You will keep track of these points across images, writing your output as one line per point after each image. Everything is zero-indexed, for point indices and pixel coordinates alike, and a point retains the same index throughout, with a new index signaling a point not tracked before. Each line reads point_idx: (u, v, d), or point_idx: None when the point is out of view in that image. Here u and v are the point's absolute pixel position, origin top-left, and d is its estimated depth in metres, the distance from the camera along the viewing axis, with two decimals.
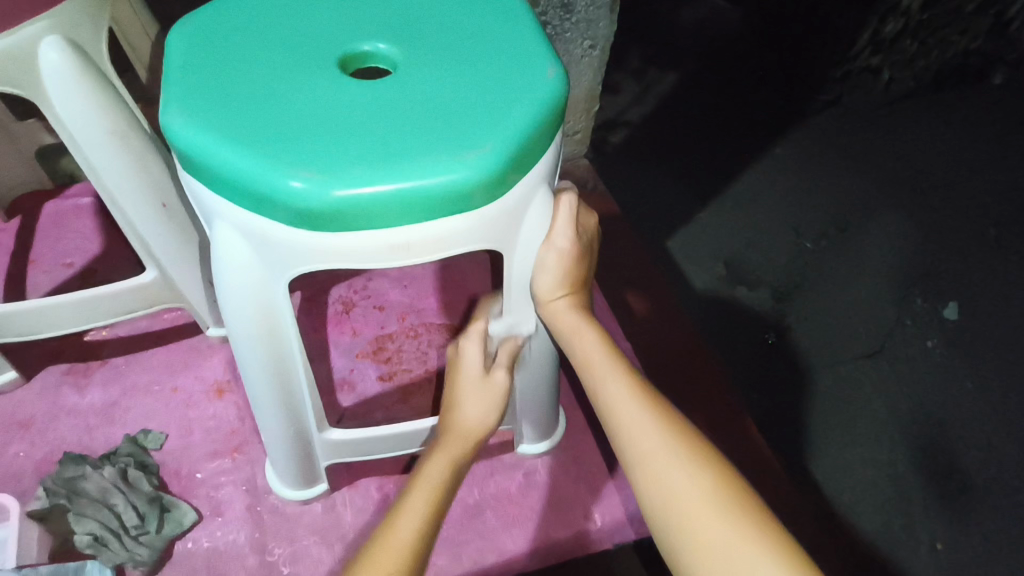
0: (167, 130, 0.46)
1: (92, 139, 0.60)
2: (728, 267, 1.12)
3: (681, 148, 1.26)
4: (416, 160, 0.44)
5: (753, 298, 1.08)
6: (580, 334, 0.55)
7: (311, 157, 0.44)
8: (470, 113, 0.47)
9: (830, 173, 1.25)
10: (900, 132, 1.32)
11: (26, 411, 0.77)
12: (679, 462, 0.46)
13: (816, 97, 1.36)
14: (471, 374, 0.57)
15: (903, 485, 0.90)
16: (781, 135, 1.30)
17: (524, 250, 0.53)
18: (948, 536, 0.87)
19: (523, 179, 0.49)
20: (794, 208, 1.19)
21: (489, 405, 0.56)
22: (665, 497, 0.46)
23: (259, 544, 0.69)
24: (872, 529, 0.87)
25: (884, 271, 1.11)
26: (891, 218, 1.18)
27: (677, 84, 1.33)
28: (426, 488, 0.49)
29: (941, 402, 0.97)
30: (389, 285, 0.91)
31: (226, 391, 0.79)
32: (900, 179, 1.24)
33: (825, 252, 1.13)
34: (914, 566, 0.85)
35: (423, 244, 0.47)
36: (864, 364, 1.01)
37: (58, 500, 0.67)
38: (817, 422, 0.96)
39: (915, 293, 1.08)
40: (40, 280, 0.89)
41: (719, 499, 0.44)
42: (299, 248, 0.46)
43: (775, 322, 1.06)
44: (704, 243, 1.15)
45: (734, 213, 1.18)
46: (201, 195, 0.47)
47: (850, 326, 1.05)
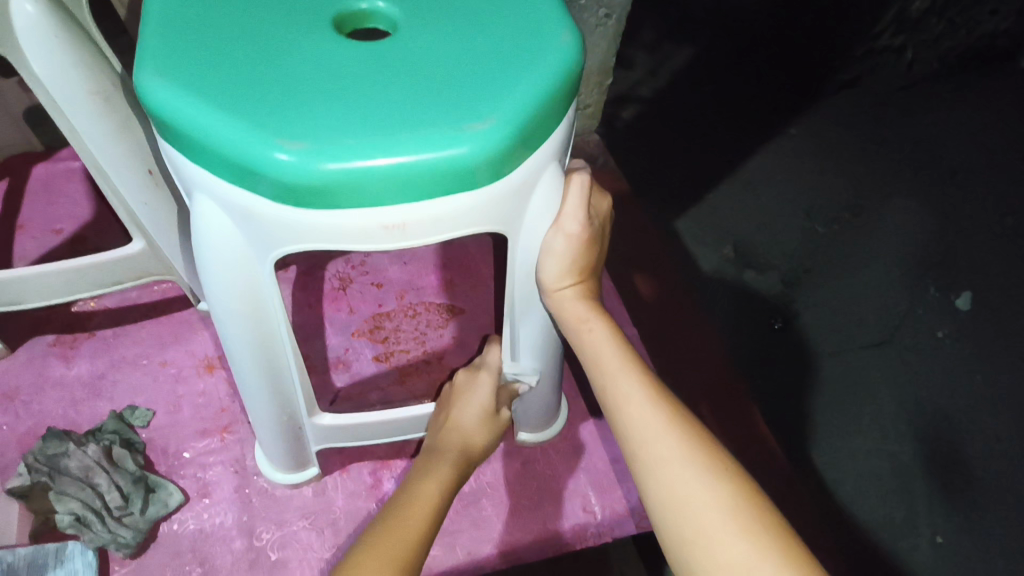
0: (142, 90, 0.42)
1: (73, 101, 0.56)
2: (736, 249, 1.09)
3: (693, 127, 1.21)
4: (414, 132, 0.40)
5: (761, 282, 1.05)
6: (591, 327, 0.53)
7: (297, 124, 0.40)
8: (475, 81, 0.43)
9: (847, 155, 1.21)
10: (916, 116, 1.27)
11: (10, 383, 0.74)
12: (695, 474, 0.44)
13: (834, 77, 1.30)
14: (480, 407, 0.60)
15: (905, 476, 0.88)
16: (797, 115, 1.25)
17: (530, 234, 0.49)
18: (949, 529, 0.84)
19: (531, 157, 0.45)
20: (807, 192, 1.15)
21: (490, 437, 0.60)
22: (676, 509, 0.43)
23: (246, 527, 0.66)
24: (872, 519, 0.85)
25: (895, 257, 1.06)
26: (904, 204, 1.13)
27: (692, 60, 1.28)
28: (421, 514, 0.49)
29: (950, 393, 0.94)
30: (389, 261, 0.87)
31: (217, 367, 0.77)
32: (918, 163, 1.19)
33: (838, 237, 1.09)
34: (911, 561, 0.82)
35: (420, 225, 0.43)
36: (870, 354, 0.97)
37: (38, 478, 0.65)
38: (820, 412, 0.93)
39: (928, 281, 1.04)
40: (27, 246, 0.85)
41: (738, 518, 0.42)
42: (284, 225, 0.43)
43: (783, 307, 1.02)
44: (710, 226, 1.12)
45: (744, 195, 1.15)
46: (177, 163, 0.43)
47: (858, 314, 1.01)
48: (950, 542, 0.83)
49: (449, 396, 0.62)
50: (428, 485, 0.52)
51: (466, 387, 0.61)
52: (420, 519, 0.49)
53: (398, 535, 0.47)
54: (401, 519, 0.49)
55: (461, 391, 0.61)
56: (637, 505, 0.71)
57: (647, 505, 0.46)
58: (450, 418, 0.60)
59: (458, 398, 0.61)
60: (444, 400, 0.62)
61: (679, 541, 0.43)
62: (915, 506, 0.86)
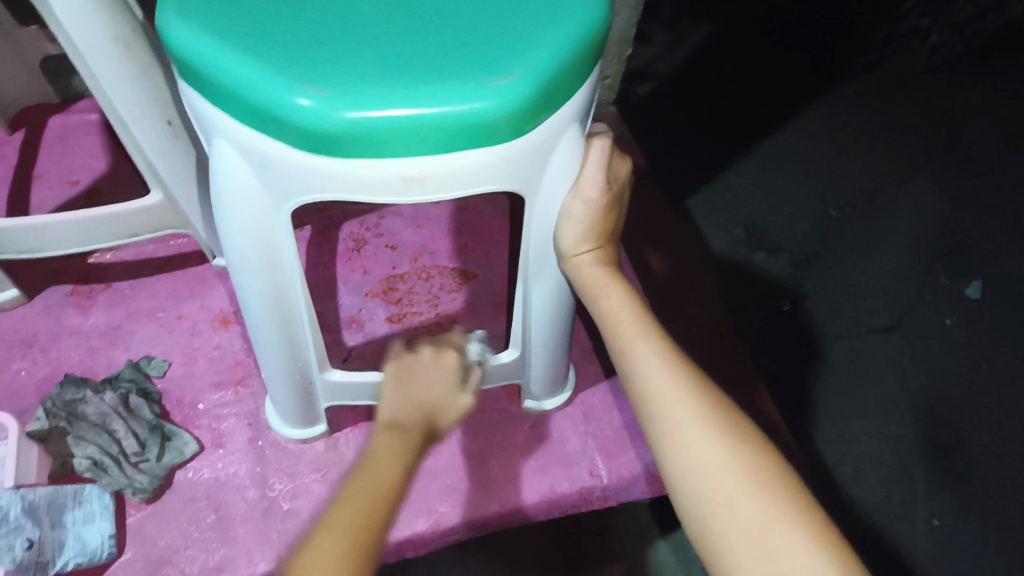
0: (164, 31, 0.42)
1: (95, 46, 0.55)
2: (748, 232, 1.08)
3: (710, 105, 1.20)
4: (437, 84, 0.40)
5: (770, 265, 1.05)
6: (608, 291, 0.53)
7: (319, 71, 0.40)
8: (502, 34, 0.42)
9: (864, 138, 1.19)
10: (939, 100, 1.24)
11: (29, 329, 0.75)
12: (715, 437, 0.45)
13: (856, 57, 1.28)
14: (437, 381, 0.53)
15: (906, 459, 0.88)
16: (817, 95, 1.24)
17: (548, 197, 0.48)
18: (947, 512, 0.85)
19: (554, 115, 0.44)
20: (823, 173, 1.14)
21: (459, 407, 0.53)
22: (693, 469, 0.44)
23: (259, 477, 0.68)
24: (871, 501, 0.86)
25: (910, 242, 1.05)
26: (920, 188, 1.12)
27: (711, 36, 1.26)
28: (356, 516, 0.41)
29: (954, 378, 0.94)
30: (403, 224, 0.87)
31: (232, 322, 0.77)
32: (938, 148, 1.17)
33: (851, 220, 1.09)
34: (909, 542, 0.83)
35: (438, 178, 0.43)
36: (879, 338, 0.97)
37: (57, 422, 0.66)
38: (824, 395, 0.93)
39: (940, 268, 1.03)
40: (44, 196, 0.86)
41: (757, 482, 0.43)
42: (304, 174, 0.42)
43: (792, 290, 1.02)
44: (721, 207, 1.11)
45: (760, 173, 1.14)
46: (197, 108, 0.43)
47: (866, 296, 1.00)
48: (946, 524, 0.84)
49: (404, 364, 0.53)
50: (374, 477, 0.44)
51: (426, 359, 0.53)
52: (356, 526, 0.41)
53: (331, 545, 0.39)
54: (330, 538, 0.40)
55: (427, 364, 0.53)
56: (644, 472, 0.71)
57: (661, 465, 0.46)
58: (404, 396, 0.52)
59: (420, 369, 0.53)
60: (397, 370, 0.53)
61: (692, 496, 0.44)
62: (913, 489, 0.86)
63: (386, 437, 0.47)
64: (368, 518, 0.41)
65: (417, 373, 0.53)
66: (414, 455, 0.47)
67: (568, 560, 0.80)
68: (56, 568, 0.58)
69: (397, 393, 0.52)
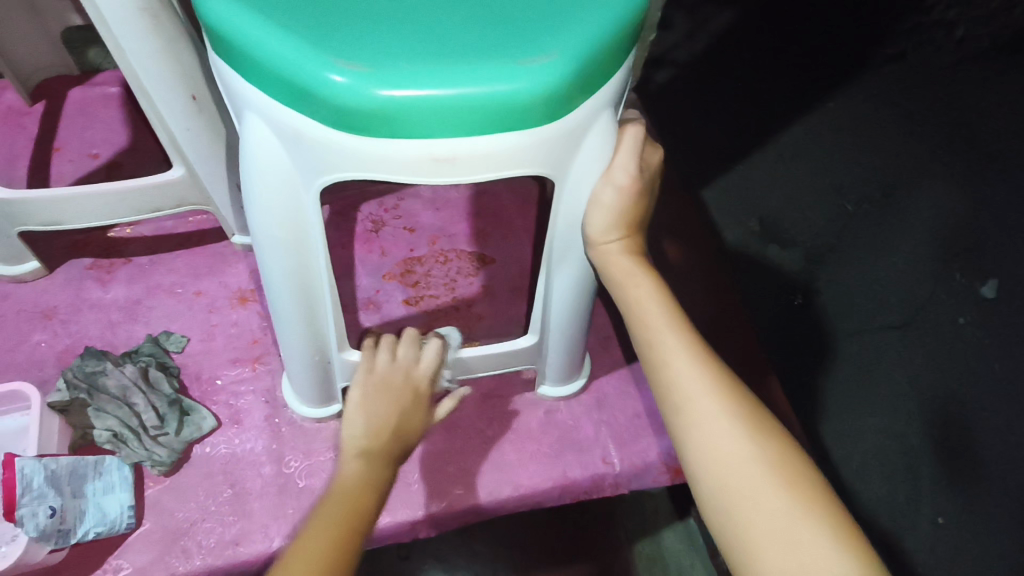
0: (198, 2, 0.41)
1: (121, 16, 0.55)
2: (762, 224, 1.07)
3: (730, 95, 1.18)
4: (472, 64, 0.39)
5: (781, 257, 1.04)
6: (637, 282, 0.52)
7: (354, 46, 0.39)
8: (537, 15, 0.41)
9: (883, 131, 1.17)
10: (962, 94, 1.22)
11: (50, 301, 0.76)
12: (743, 432, 0.45)
13: (879, 50, 1.26)
14: (409, 395, 0.57)
15: (913, 456, 0.88)
16: (838, 88, 1.22)
17: (579, 182, 0.47)
18: (952, 510, 0.85)
19: (589, 99, 0.43)
20: (838, 167, 1.13)
21: (423, 427, 0.57)
22: (721, 463, 0.44)
23: (276, 454, 0.68)
24: (871, 497, 0.85)
25: (925, 238, 1.05)
26: (937, 186, 1.10)
27: (732, 25, 1.25)
28: (332, 527, 0.45)
29: (965, 377, 0.93)
30: (422, 206, 0.87)
31: (250, 300, 0.78)
32: (958, 144, 1.16)
33: (865, 216, 1.07)
34: (910, 539, 0.83)
35: (470, 160, 0.42)
36: (889, 335, 0.96)
37: (78, 394, 0.66)
38: (829, 393, 0.93)
39: (954, 268, 1.02)
40: (64, 168, 0.85)
41: (784, 479, 0.43)
42: (333, 151, 0.42)
43: (804, 284, 1.01)
44: (742, 195, 1.10)
45: (777, 167, 1.13)
46: (229, 83, 0.43)
47: (880, 293, 1.00)
48: (951, 522, 0.84)
49: (376, 386, 0.56)
50: (346, 487, 0.49)
51: (394, 377, 0.57)
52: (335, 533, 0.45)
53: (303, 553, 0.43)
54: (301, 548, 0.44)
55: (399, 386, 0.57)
56: (658, 460, 0.72)
57: (684, 457, 0.46)
58: (374, 406, 0.55)
59: (395, 389, 0.57)
60: (367, 390, 0.56)
61: (715, 490, 0.44)
62: (918, 485, 0.86)
63: (358, 459, 0.51)
64: (342, 522, 0.46)
65: (393, 395, 0.56)
66: (384, 471, 0.52)
67: (576, 545, 0.81)
68: (77, 538, 0.59)
69: (368, 411, 0.55)
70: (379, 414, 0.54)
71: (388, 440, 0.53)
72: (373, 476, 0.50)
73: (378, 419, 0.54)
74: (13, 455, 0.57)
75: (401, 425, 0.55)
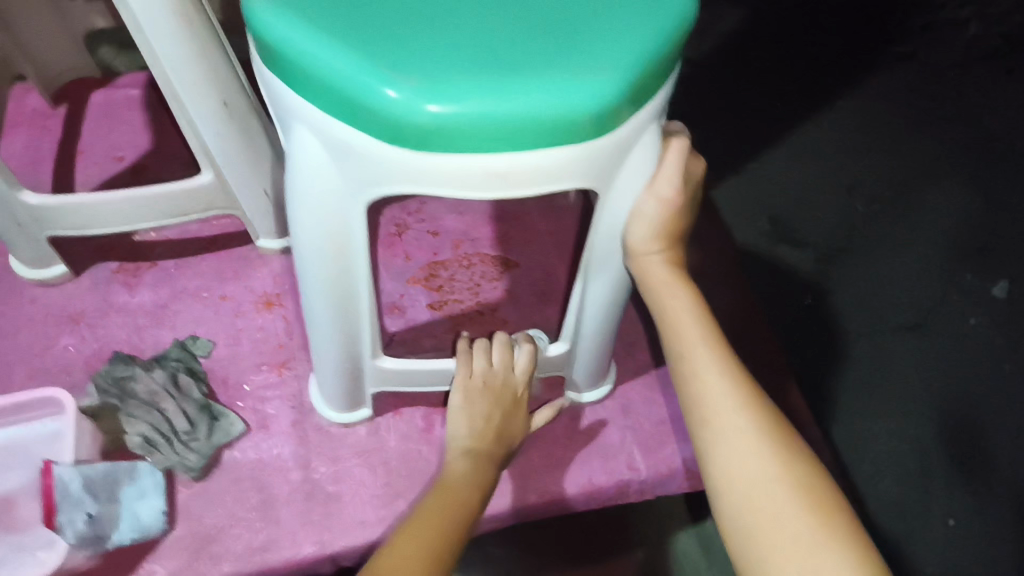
0: (251, 15, 0.41)
1: (157, 23, 0.55)
2: (773, 223, 1.05)
3: (740, 98, 1.17)
4: (525, 78, 0.39)
5: (795, 257, 1.02)
6: (674, 294, 0.52)
7: (406, 60, 0.39)
8: (587, 28, 0.41)
9: (896, 133, 1.15)
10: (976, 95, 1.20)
11: (77, 305, 0.76)
12: (768, 452, 0.45)
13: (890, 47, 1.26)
14: (509, 400, 0.61)
15: (926, 458, 0.87)
16: (852, 87, 1.20)
17: (623, 194, 0.47)
18: (965, 511, 0.84)
19: (637, 113, 0.43)
20: (848, 166, 1.11)
21: (521, 429, 0.63)
22: (744, 480, 0.44)
23: (304, 460, 0.69)
24: (880, 501, 0.85)
25: (939, 240, 1.04)
26: (952, 188, 1.09)
27: (741, 24, 1.25)
28: (441, 520, 0.50)
29: (981, 377, 0.93)
30: (445, 211, 0.87)
31: (276, 305, 0.78)
32: (969, 146, 1.14)
33: (877, 216, 1.06)
34: (923, 542, 0.83)
35: (519, 174, 0.42)
36: (900, 335, 0.96)
37: (109, 399, 0.67)
38: (845, 394, 0.92)
39: (966, 268, 1.02)
40: (89, 171, 0.86)
41: (807, 501, 0.43)
42: (383, 164, 0.42)
43: (815, 283, 1.00)
44: (753, 197, 1.08)
45: (791, 163, 1.11)
46: (279, 94, 0.43)
47: (892, 294, 0.99)
48: (963, 524, 0.84)
49: (478, 389, 0.60)
50: (452, 486, 0.55)
51: (495, 381, 0.61)
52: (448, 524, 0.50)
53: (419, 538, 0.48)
54: (414, 532, 0.49)
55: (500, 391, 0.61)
56: (682, 467, 0.72)
57: (706, 471, 0.47)
58: (477, 411, 0.60)
59: (496, 394, 0.61)
60: (470, 393, 0.61)
61: (735, 507, 0.44)
62: (929, 484, 0.86)
63: (464, 461, 0.57)
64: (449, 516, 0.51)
65: (496, 400, 0.61)
66: (488, 473, 0.57)
67: (595, 551, 0.81)
68: (112, 544, 0.60)
69: (472, 415, 0.60)
70: (485, 417, 0.60)
71: (490, 444, 0.59)
72: (479, 478, 0.56)
73: (482, 423, 0.59)
74: (51, 463, 0.59)
75: (502, 430, 0.60)
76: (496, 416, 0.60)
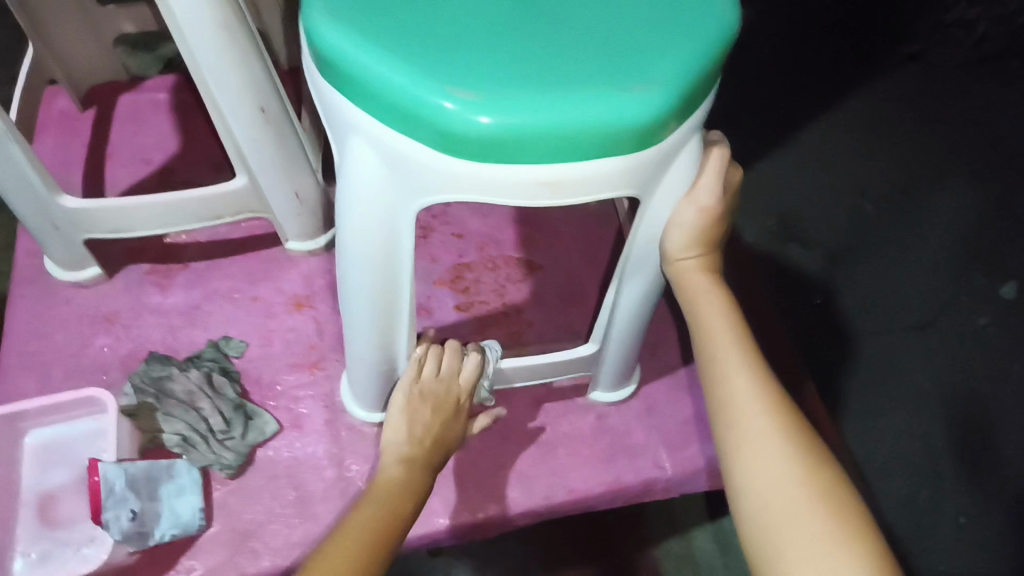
0: (312, 29, 0.42)
1: (202, 33, 0.56)
2: (781, 222, 1.04)
3: (753, 93, 1.14)
4: (578, 92, 0.40)
5: (803, 257, 1.01)
6: (708, 299, 0.53)
7: (464, 73, 0.40)
8: (637, 42, 0.42)
9: (900, 132, 1.13)
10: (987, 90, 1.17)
11: (111, 306, 0.77)
12: (792, 456, 0.46)
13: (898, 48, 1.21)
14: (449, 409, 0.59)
15: (936, 458, 0.88)
16: (863, 83, 1.17)
17: (662, 202, 0.49)
18: (975, 510, 0.85)
19: (682, 125, 0.45)
20: (857, 166, 1.09)
21: (460, 438, 0.60)
22: (767, 481, 0.46)
23: (336, 458, 0.70)
24: (891, 500, 0.85)
25: (945, 239, 1.03)
26: (958, 188, 1.08)
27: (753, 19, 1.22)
28: (360, 540, 0.49)
29: (988, 377, 0.93)
30: (469, 213, 0.88)
31: (305, 306, 0.79)
32: (975, 146, 1.12)
33: (884, 217, 1.05)
34: (935, 543, 0.83)
35: (569, 184, 0.43)
36: (910, 336, 0.95)
37: (145, 398, 0.68)
38: (852, 406, 0.91)
39: (976, 269, 1.01)
40: (119, 174, 0.87)
41: (827, 506, 0.44)
42: (437, 174, 0.43)
43: (824, 285, 0.99)
44: (759, 196, 1.06)
45: (800, 162, 1.09)
46: (335, 105, 0.44)
47: (901, 295, 0.98)
48: (973, 523, 0.84)
49: (419, 397, 0.59)
50: (380, 500, 0.53)
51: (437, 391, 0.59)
52: (370, 543, 0.50)
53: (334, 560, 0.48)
54: (335, 552, 0.48)
55: (439, 401, 0.59)
56: (707, 465, 0.73)
57: (730, 470, 0.48)
58: (415, 418, 0.58)
59: (438, 403, 0.59)
60: (412, 400, 0.59)
61: (754, 505, 0.46)
62: (940, 486, 0.86)
63: (395, 473, 0.56)
64: (368, 536, 0.50)
65: (437, 408, 0.59)
66: (419, 486, 0.56)
67: (617, 548, 0.83)
68: (155, 540, 0.61)
69: (411, 424, 0.58)
70: (424, 427, 0.58)
71: (426, 455, 0.57)
72: (407, 492, 0.54)
73: (420, 433, 0.58)
74: (95, 460, 0.58)
75: (440, 441, 0.58)
76: (435, 427, 0.58)
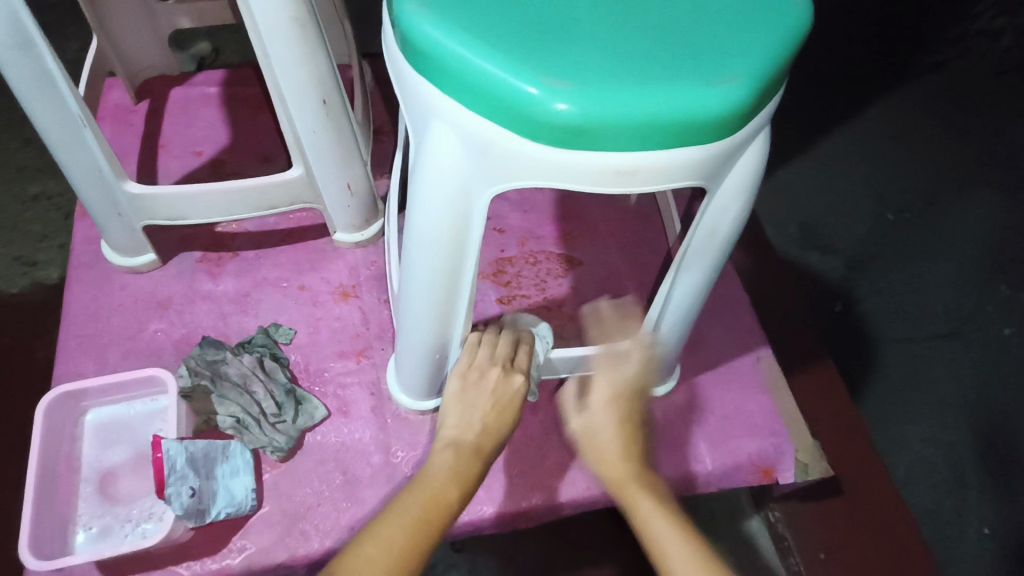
0: (404, 19, 0.44)
1: (277, 27, 0.58)
2: (803, 230, 1.05)
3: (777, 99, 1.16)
4: (661, 83, 0.41)
5: (823, 264, 1.02)
6: (639, 500, 0.55)
7: (554, 64, 0.42)
8: (718, 37, 0.44)
9: (924, 140, 1.12)
10: (1013, 100, 1.17)
11: (164, 292, 0.79)
12: None
13: (923, 56, 1.21)
14: (501, 390, 0.60)
15: (959, 464, 0.87)
16: (885, 90, 1.17)
17: (725, 198, 0.51)
18: (997, 520, 0.84)
19: (753, 120, 0.46)
20: (882, 172, 1.09)
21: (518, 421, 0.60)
22: None
23: (383, 444, 0.71)
24: (921, 506, 0.85)
25: (970, 247, 1.02)
26: (981, 197, 1.07)
27: None
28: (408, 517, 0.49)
29: (1012, 391, 0.92)
30: (510, 208, 0.90)
31: (352, 295, 0.81)
32: (999, 155, 1.11)
33: (907, 225, 1.04)
34: (961, 553, 0.82)
35: (644, 172, 0.44)
36: (935, 343, 0.95)
37: (200, 381, 0.70)
38: (872, 408, 0.91)
39: (999, 278, 1.00)
40: (171, 165, 0.89)
41: None
42: (519, 160, 0.44)
43: (845, 290, 0.99)
44: (783, 202, 1.07)
45: (823, 167, 1.10)
46: (421, 93, 0.46)
47: (926, 301, 0.98)
48: (997, 533, 0.83)
49: (472, 380, 0.60)
50: (432, 479, 0.53)
51: (490, 375, 0.60)
52: (419, 520, 0.49)
53: (384, 532, 0.47)
54: (382, 529, 0.48)
55: (495, 390, 0.60)
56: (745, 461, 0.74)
57: None
58: (468, 400, 0.59)
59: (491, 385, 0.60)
60: (465, 383, 0.60)
61: None
62: (963, 494, 0.86)
63: (446, 454, 0.56)
64: (419, 513, 0.50)
65: (491, 390, 0.60)
66: (474, 469, 0.55)
67: None
68: (211, 518, 0.63)
69: (464, 407, 0.59)
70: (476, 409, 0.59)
71: (480, 437, 0.57)
72: (460, 472, 0.54)
73: (472, 415, 0.59)
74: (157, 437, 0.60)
75: (495, 421, 0.59)
76: (488, 407, 0.59)
